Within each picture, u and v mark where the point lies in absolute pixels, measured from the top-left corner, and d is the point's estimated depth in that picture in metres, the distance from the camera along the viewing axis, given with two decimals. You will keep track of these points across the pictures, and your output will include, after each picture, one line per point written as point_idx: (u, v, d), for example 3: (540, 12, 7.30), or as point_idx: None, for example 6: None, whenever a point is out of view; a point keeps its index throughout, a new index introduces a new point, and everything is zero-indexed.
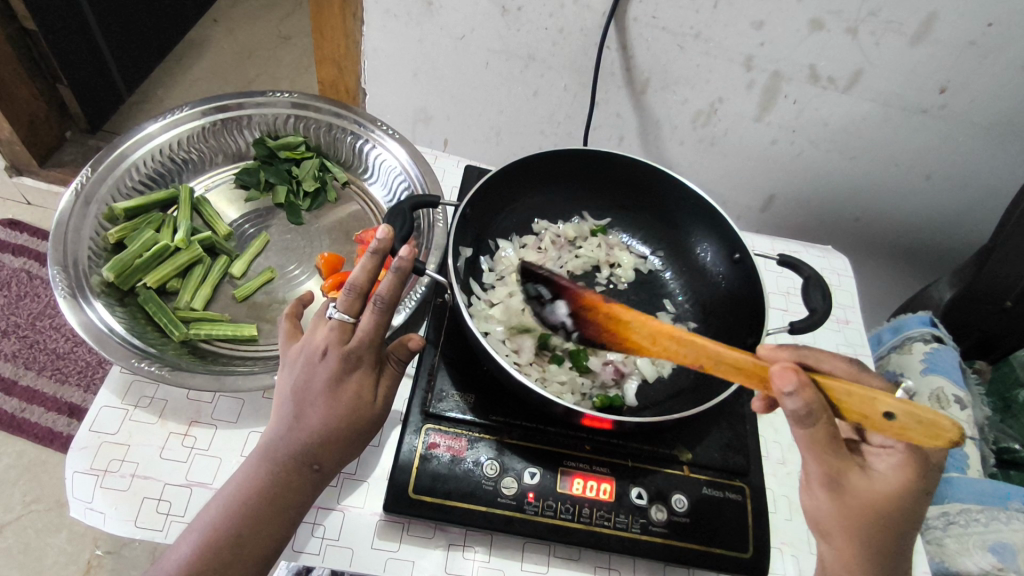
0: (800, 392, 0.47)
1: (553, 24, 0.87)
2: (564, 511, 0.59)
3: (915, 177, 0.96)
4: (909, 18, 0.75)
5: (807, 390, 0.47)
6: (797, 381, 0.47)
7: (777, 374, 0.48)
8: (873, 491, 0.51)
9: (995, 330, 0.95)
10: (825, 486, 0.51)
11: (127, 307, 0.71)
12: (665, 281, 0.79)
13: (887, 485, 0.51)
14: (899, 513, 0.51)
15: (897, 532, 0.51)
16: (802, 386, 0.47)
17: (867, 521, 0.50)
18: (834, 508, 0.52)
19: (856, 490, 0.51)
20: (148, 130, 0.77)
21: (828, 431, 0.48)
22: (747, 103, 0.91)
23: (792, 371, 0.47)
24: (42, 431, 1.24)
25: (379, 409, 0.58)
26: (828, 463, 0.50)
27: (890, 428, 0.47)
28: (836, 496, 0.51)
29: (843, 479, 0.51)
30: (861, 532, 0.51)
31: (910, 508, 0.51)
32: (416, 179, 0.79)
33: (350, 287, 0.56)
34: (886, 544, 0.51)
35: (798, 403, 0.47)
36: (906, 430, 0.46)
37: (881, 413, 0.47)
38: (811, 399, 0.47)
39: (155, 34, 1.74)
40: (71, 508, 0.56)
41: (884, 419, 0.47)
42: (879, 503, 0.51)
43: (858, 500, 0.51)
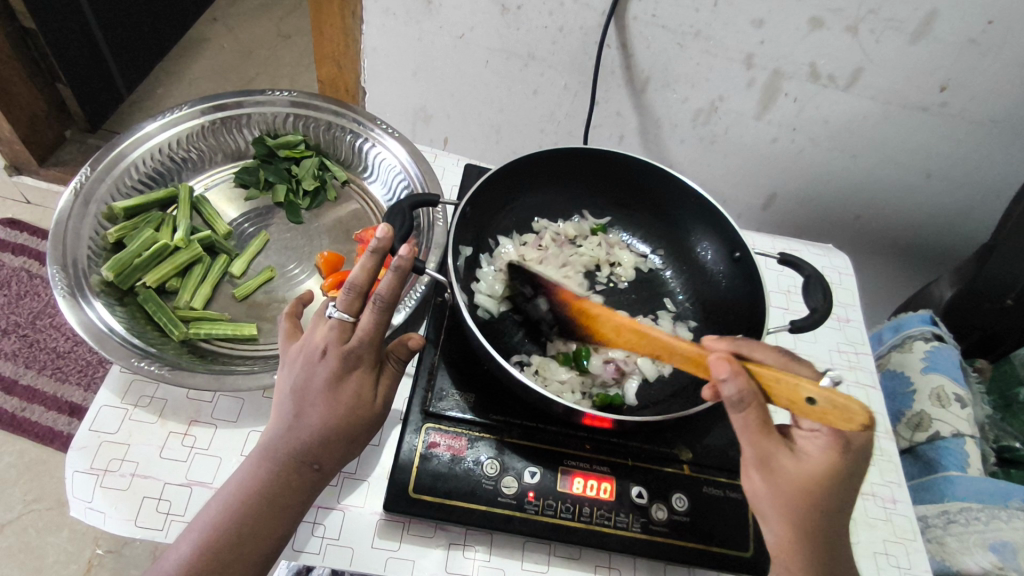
0: (736, 378, 0.48)
1: (553, 22, 0.87)
2: (565, 510, 0.59)
3: (916, 176, 0.96)
4: (910, 16, 0.75)
5: (740, 377, 0.48)
6: (731, 369, 0.48)
7: (714, 362, 0.49)
8: (804, 471, 0.50)
9: (996, 330, 0.95)
10: (758, 469, 0.50)
11: (126, 306, 0.71)
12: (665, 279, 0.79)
13: (818, 466, 0.50)
14: (830, 495, 0.50)
15: (829, 514, 0.50)
16: (736, 373, 0.48)
17: (799, 504, 0.49)
18: (768, 491, 0.50)
19: (787, 472, 0.50)
20: (147, 129, 0.76)
21: (760, 418, 0.49)
22: (747, 102, 0.90)
23: (728, 361, 0.49)
24: (43, 430, 1.24)
25: (378, 409, 0.58)
26: (761, 447, 0.50)
27: (812, 412, 0.47)
28: (771, 479, 0.50)
29: (776, 462, 0.50)
30: (794, 515, 0.49)
31: (839, 489, 0.50)
32: (416, 178, 0.79)
33: (350, 286, 0.56)
34: (819, 527, 0.50)
35: (734, 389, 0.48)
36: (826, 414, 0.46)
37: (803, 397, 0.47)
38: (743, 386, 0.48)
39: (155, 33, 1.74)
40: (72, 507, 0.56)
41: (806, 404, 0.47)
42: (809, 484, 0.50)
43: (790, 481, 0.50)
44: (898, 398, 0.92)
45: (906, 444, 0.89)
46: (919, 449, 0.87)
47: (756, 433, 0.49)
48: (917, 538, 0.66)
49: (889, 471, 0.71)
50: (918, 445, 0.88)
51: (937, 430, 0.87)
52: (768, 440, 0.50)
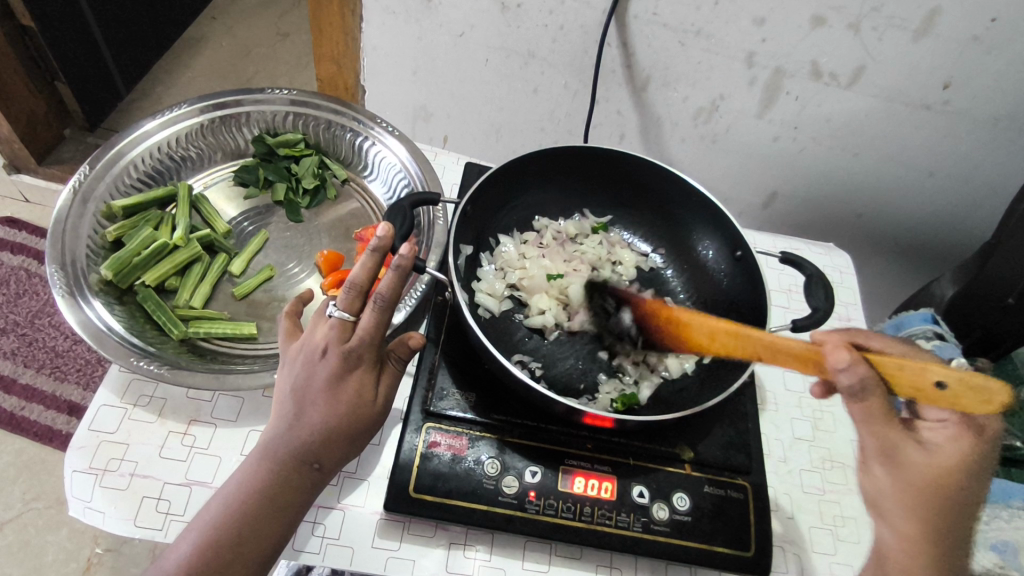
0: (853, 368, 0.48)
1: (553, 20, 0.86)
2: (566, 509, 0.59)
3: (917, 174, 0.96)
4: (912, 14, 0.75)
5: (862, 365, 0.48)
6: (849, 357, 0.48)
7: (829, 354, 0.49)
8: (934, 464, 0.51)
9: (996, 329, 0.93)
10: (881, 459, 0.52)
11: (125, 305, 0.71)
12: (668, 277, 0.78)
13: (946, 460, 0.51)
14: (960, 491, 0.50)
15: (959, 511, 0.50)
16: (856, 362, 0.48)
17: (930, 497, 0.50)
18: (891, 481, 0.52)
19: (915, 464, 0.51)
20: (146, 128, 0.76)
21: (883, 408, 0.49)
22: (748, 100, 0.90)
23: (846, 350, 0.49)
24: (42, 429, 1.24)
25: (380, 408, 0.58)
26: (884, 438, 0.51)
27: (945, 398, 0.47)
28: (892, 470, 0.52)
29: (901, 453, 0.51)
30: (922, 509, 0.50)
31: (970, 486, 0.51)
32: (416, 176, 0.79)
33: (350, 285, 0.56)
34: (949, 524, 0.50)
35: (853, 378, 0.48)
36: (960, 399, 0.46)
37: (934, 384, 0.47)
38: (866, 373, 0.48)
39: (153, 31, 1.74)
40: (70, 507, 0.56)
41: (935, 390, 0.47)
42: (942, 477, 0.50)
43: (918, 474, 0.51)
44: None
45: None
46: None
47: (881, 425, 0.50)
48: None
49: None
50: None
51: None
52: (892, 430, 0.50)
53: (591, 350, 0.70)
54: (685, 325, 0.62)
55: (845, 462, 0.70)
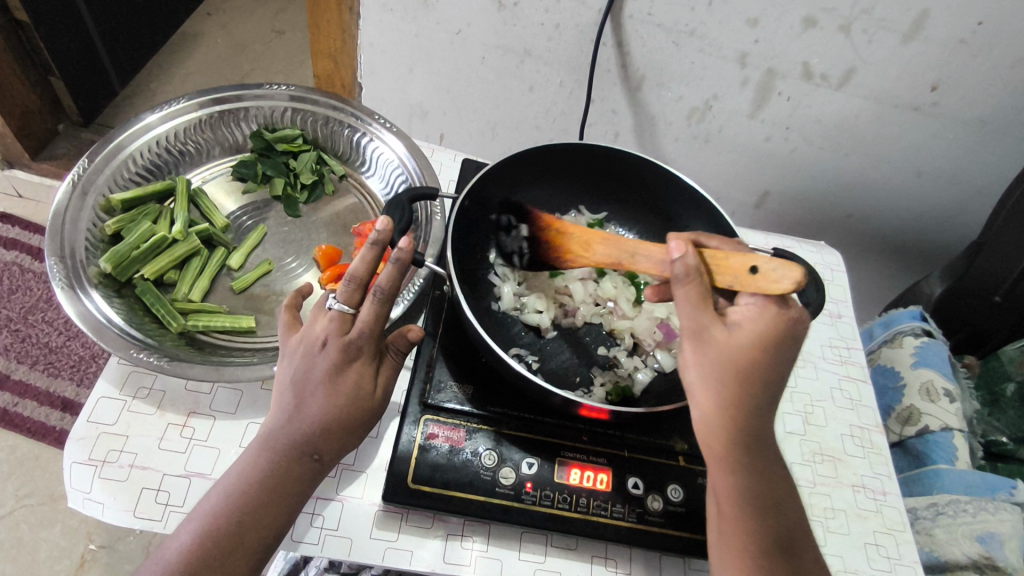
0: (685, 255, 0.51)
1: (549, 19, 0.87)
2: (562, 500, 0.60)
3: (906, 174, 0.97)
4: (901, 16, 0.76)
5: (691, 253, 0.51)
6: (681, 244, 0.52)
7: (669, 244, 0.52)
8: (733, 342, 0.50)
9: (984, 325, 0.96)
10: (691, 339, 0.51)
11: (125, 298, 0.71)
12: None
13: (747, 338, 0.50)
14: (757, 367, 0.50)
15: (760, 385, 0.50)
16: (686, 251, 0.51)
17: (728, 371, 0.49)
18: (696, 360, 0.51)
19: (718, 343, 0.50)
20: (147, 121, 0.77)
21: (700, 289, 0.51)
22: (742, 100, 0.91)
23: (682, 242, 0.52)
24: (35, 425, 1.24)
25: (377, 399, 0.58)
26: (698, 316, 0.51)
27: (751, 283, 0.52)
28: (700, 349, 0.50)
29: (706, 332, 0.50)
30: (723, 385, 0.50)
31: (769, 362, 0.50)
32: (414, 173, 0.79)
33: (350, 278, 0.57)
34: (751, 400, 0.50)
35: (681, 264, 0.51)
36: (765, 279, 0.51)
37: (746, 269, 0.52)
38: (694, 260, 0.51)
39: (147, 27, 1.73)
40: (70, 498, 0.56)
41: (749, 275, 0.52)
42: (741, 354, 0.50)
43: (722, 354, 0.50)
44: (888, 392, 0.93)
45: (896, 438, 0.90)
46: (909, 443, 0.89)
47: (694, 305, 0.51)
48: (906, 530, 0.68)
49: (879, 463, 0.72)
50: (908, 439, 0.89)
51: (926, 424, 0.88)
52: (704, 309, 0.51)
53: (588, 346, 0.72)
54: (567, 240, 0.67)
55: (833, 455, 0.72)
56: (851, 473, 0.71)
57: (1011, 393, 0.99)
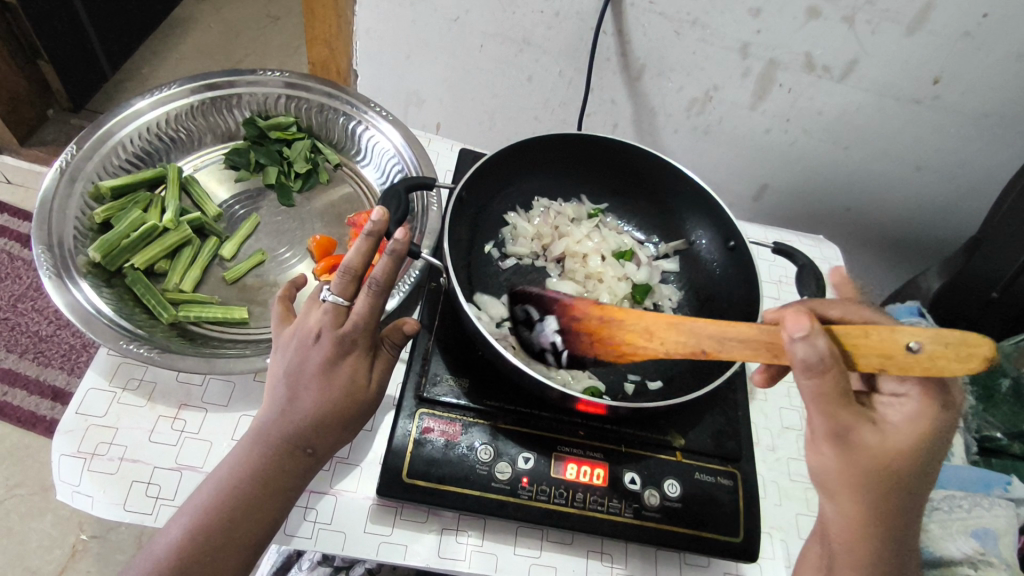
0: (810, 338, 0.44)
1: (548, 7, 0.86)
2: (558, 495, 0.60)
3: (906, 168, 0.96)
4: (906, 8, 0.75)
5: (819, 339, 0.43)
6: (807, 324, 0.44)
7: (786, 321, 0.45)
8: (883, 446, 0.48)
9: (980, 321, 0.94)
10: (832, 442, 0.48)
11: (114, 288, 0.70)
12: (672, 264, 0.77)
13: (898, 440, 0.48)
14: (906, 472, 0.49)
15: (903, 491, 0.49)
16: (813, 332, 0.43)
17: (874, 474, 0.48)
18: (841, 466, 0.49)
19: (867, 446, 0.48)
20: (136, 107, 0.75)
21: (839, 383, 0.45)
22: (742, 91, 0.90)
23: (805, 317, 0.44)
24: (25, 414, 1.22)
25: (372, 393, 0.57)
26: (839, 419, 0.47)
27: (911, 361, 0.44)
28: (846, 453, 0.48)
29: (854, 433, 0.48)
30: (868, 492, 0.49)
31: (920, 458, 0.49)
32: (410, 162, 0.78)
33: (344, 270, 0.56)
34: (896, 502, 0.50)
35: (810, 348, 0.44)
36: (935, 359, 0.43)
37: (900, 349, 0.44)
38: (823, 345, 0.43)
39: (139, 11, 1.70)
40: (58, 491, 0.55)
41: (908, 355, 0.44)
42: (889, 456, 0.48)
43: (869, 458, 0.48)
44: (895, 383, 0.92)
45: None
46: None
47: (832, 405, 0.46)
48: None
49: None
50: None
51: None
52: (845, 411, 0.47)
53: None
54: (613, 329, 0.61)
55: None
56: None
57: (1006, 389, 0.97)
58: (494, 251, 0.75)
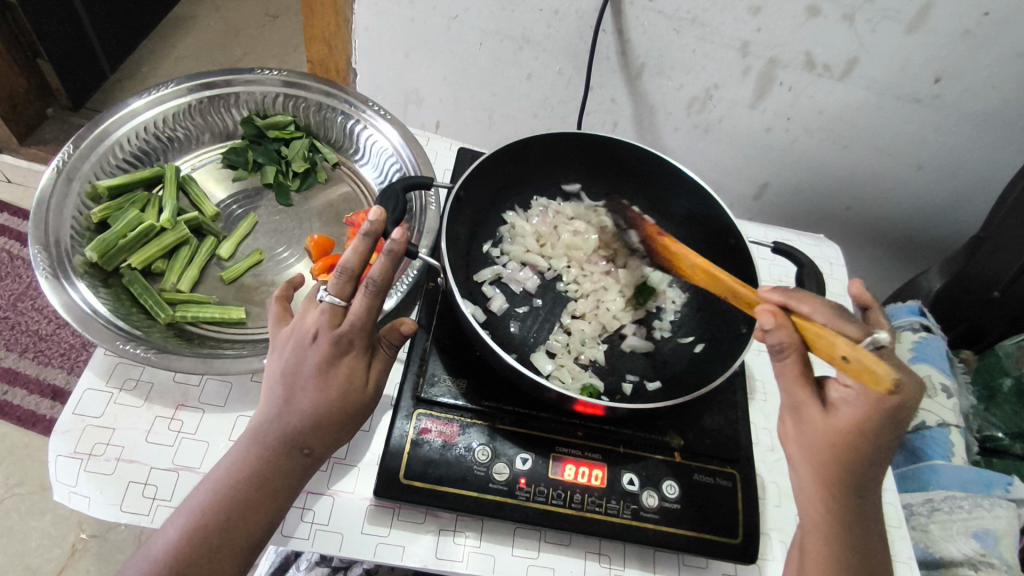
0: (773, 330, 0.50)
1: (547, 5, 0.85)
2: (556, 496, 0.59)
3: (907, 166, 0.96)
4: (906, 6, 0.75)
5: (779, 333, 0.50)
6: (770, 322, 0.50)
7: (758, 312, 0.51)
8: (828, 424, 0.50)
9: (982, 320, 0.94)
10: (791, 413, 0.53)
11: (111, 288, 0.69)
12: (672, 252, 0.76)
13: (843, 423, 0.50)
14: (857, 453, 0.50)
15: (855, 467, 0.51)
16: (779, 325, 0.50)
17: (824, 451, 0.51)
18: (795, 434, 0.53)
19: (814, 422, 0.51)
20: (132, 107, 0.75)
21: (799, 367, 0.51)
22: (742, 89, 0.90)
23: (773, 312, 0.50)
24: (25, 414, 1.22)
25: (369, 393, 0.57)
26: (792, 393, 0.52)
27: (847, 368, 0.46)
28: (799, 424, 0.52)
29: (801, 410, 0.52)
30: (818, 464, 0.52)
31: (871, 443, 0.49)
32: (408, 161, 0.78)
33: (341, 270, 0.55)
34: (849, 478, 0.51)
35: (774, 339, 0.50)
36: (859, 373, 0.45)
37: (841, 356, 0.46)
38: (783, 338, 0.50)
39: (139, 10, 1.70)
40: (55, 492, 0.55)
41: (842, 360, 0.46)
42: (834, 437, 0.50)
43: (814, 434, 0.51)
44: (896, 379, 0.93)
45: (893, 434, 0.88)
46: (906, 439, 0.87)
47: (790, 379, 0.52)
48: (902, 526, 0.67)
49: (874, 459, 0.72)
50: (905, 435, 0.88)
51: (924, 420, 0.88)
52: (801, 388, 0.51)
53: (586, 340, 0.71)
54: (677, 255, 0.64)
55: None
56: None
57: (1008, 389, 0.95)
58: (494, 251, 0.75)
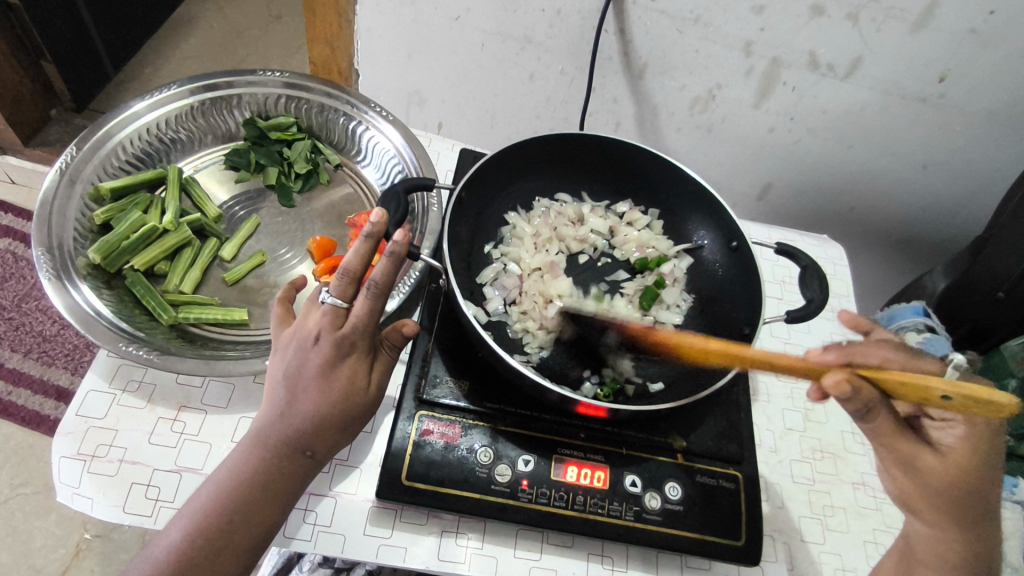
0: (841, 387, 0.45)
1: (550, 6, 0.85)
2: (558, 498, 0.59)
3: (911, 166, 0.95)
4: (911, 5, 0.74)
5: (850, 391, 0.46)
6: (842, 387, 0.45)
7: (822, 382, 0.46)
8: (944, 463, 0.53)
9: (987, 321, 0.93)
10: (903, 468, 0.54)
11: (114, 289, 0.70)
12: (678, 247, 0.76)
13: (957, 458, 0.53)
14: (978, 492, 0.53)
15: (975, 501, 0.53)
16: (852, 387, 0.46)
17: (948, 490, 0.53)
18: (913, 484, 0.55)
19: (930, 466, 0.53)
20: (134, 109, 0.75)
21: (890, 421, 0.50)
22: (745, 89, 0.89)
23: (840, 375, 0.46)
24: (29, 414, 1.23)
25: (372, 395, 0.57)
26: (898, 447, 0.53)
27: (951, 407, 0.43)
28: (915, 474, 0.54)
29: (917, 459, 0.53)
30: (944, 507, 0.54)
31: (985, 472, 0.53)
32: (410, 162, 0.78)
33: (343, 272, 0.55)
34: (973, 512, 0.54)
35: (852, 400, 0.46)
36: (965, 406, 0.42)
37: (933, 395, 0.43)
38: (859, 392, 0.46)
39: (142, 11, 1.70)
40: (59, 493, 0.55)
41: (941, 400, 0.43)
42: (954, 473, 0.53)
43: (934, 475, 0.53)
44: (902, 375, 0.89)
45: None
46: None
47: (889, 437, 0.52)
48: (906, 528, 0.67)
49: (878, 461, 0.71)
50: None
51: None
52: (902, 438, 0.52)
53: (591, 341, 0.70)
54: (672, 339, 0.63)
55: (834, 453, 0.71)
56: (852, 470, 0.70)
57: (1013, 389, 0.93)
58: (494, 252, 0.74)
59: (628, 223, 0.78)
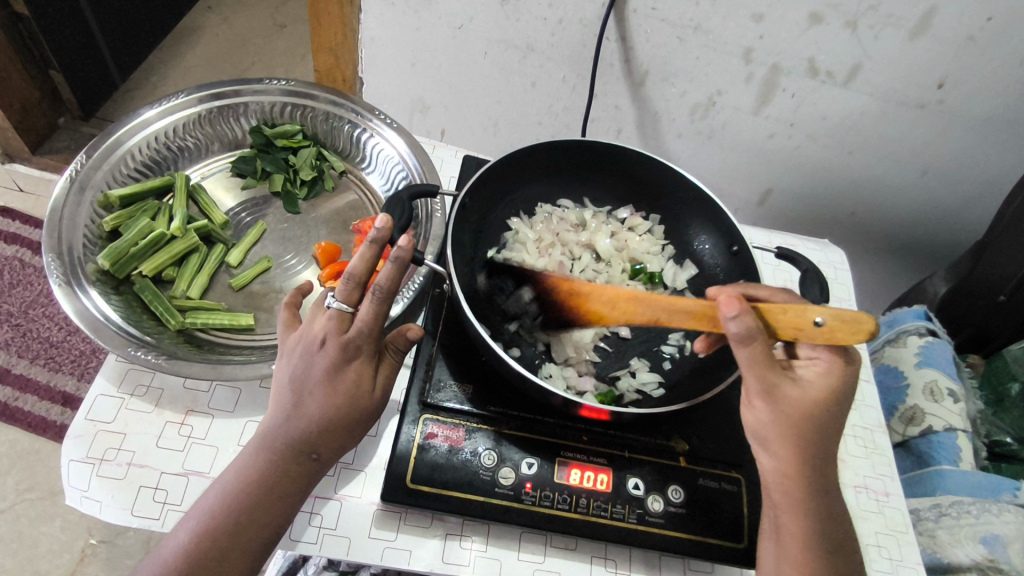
0: (741, 316, 0.48)
1: (552, 14, 0.86)
2: (562, 501, 0.60)
3: (912, 171, 0.96)
4: (908, 13, 0.75)
5: (746, 315, 0.48)
6: (738, 306, 0.48)
7: (720, 302, 0.49)
8: (804, 397, 0.52)
9: (989, 326, 0.95)
10: (763, 399, 0.51)
11: (123, 295, 0.71)
12: (675, 250, 0.77)
13: (817, 392, 0.52)
14: (831, 422, 0.52)
15: (825, 435, 0.52)
16: (744, 312, 0.48)
17: (805, 425, 0.51)
18: (774, 417, 0.52)
19: (791, 399, 0.51)
20: (144, 116, 0.76)
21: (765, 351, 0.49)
22: (746, 96, 0.90)
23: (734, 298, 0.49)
24: (36, 420, 1.24)
25: (377, 399, 0.58)
26: (763, 377, 0.50)
27: (819, 335, 0.49)
28: (774, 408, 0.51)
29: (777, 391, 0.51)
30: (798, 440, 0.52)
31: (837, 409, 0.52)
32: (415, 169, 0.79)
33: (348, 277, 0.56)
34: (822, 446, 0.52)
35: (741, 327, 0.48)
36: (834, 334, 0.48)
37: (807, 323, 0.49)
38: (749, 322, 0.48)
39: (149, 22, 1.73)
40: (68, 496, 0.56)
41: (814, 329, 0.49)
42: (810, 407, 0.51)
43: (793, 407, 0.51)
44: (891, 391, 0.91)
45: (898, 438, 0.89)
46: (912, 443, 0.87)
47: (759, 367, 0.50)
48: (909, 531, 0.66)
49: (883, 465, 0.71)
50: (911, 439, 0.87)
51: (930, 424, 0.86)
52: (772, 371, 0.51)
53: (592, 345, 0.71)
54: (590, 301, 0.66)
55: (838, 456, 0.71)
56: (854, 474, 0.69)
57: (1015, 394, 0.95)
58: (498, 256, 0.73)
59: (630, 228, 0.79)
